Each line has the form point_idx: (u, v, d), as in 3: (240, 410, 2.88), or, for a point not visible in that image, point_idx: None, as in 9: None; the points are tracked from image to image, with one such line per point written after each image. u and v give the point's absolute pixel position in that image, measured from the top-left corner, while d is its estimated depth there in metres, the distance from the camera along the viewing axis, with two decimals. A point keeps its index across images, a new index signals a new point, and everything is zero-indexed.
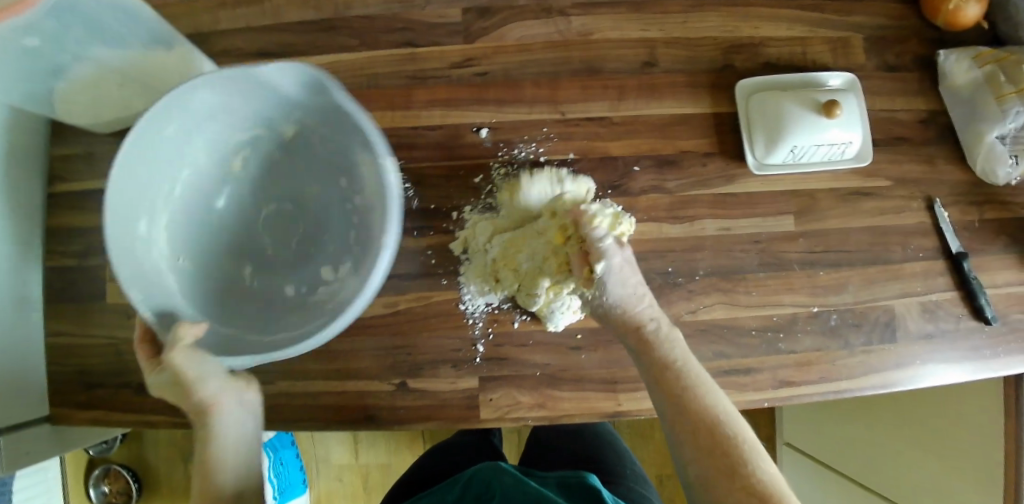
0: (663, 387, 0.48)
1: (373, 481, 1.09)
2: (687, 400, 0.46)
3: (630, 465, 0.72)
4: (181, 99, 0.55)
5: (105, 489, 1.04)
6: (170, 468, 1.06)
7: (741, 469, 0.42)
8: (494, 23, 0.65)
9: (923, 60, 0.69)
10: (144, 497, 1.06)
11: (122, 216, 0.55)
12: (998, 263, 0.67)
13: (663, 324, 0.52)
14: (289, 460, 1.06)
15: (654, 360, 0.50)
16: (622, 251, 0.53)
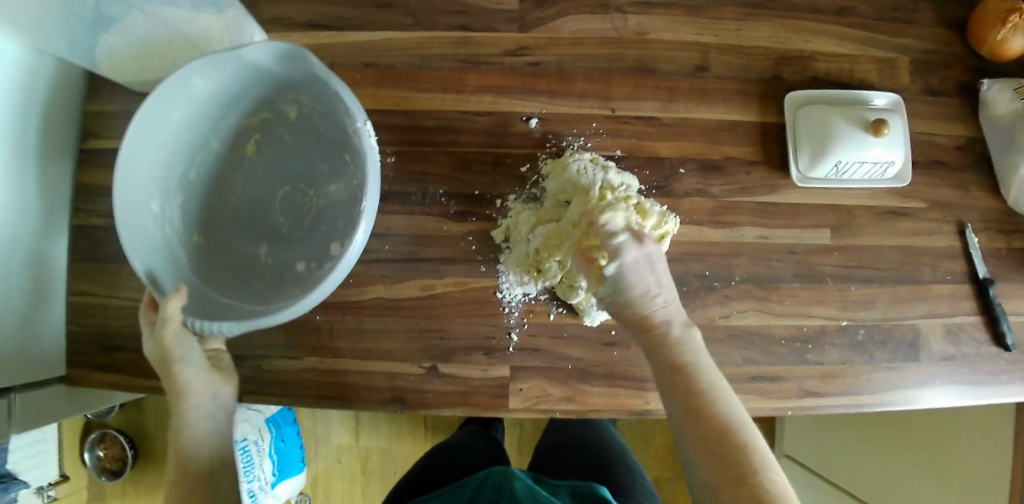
0: (675, 388, 0.44)
1: (372, 464, 1.09)
2: (699, 405, 0.42)
3: (640, 480, 0.70)
4: (184, 82, 0.57)
5: (100, 453, 1.05)
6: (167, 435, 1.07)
7: (751, 479, 0.38)
8: (551, 15, 0.65)
9: (965, 87, 0.70)
10: (139, 464, 1.07)
11: (130, 192, 0.57)
12: (1022, 292, 0.69)
13: (679, 322, 0.47)
14: (289, 438, 1.01)
15: (666, 360, 0.45)
16: (641, 249, 0.47)
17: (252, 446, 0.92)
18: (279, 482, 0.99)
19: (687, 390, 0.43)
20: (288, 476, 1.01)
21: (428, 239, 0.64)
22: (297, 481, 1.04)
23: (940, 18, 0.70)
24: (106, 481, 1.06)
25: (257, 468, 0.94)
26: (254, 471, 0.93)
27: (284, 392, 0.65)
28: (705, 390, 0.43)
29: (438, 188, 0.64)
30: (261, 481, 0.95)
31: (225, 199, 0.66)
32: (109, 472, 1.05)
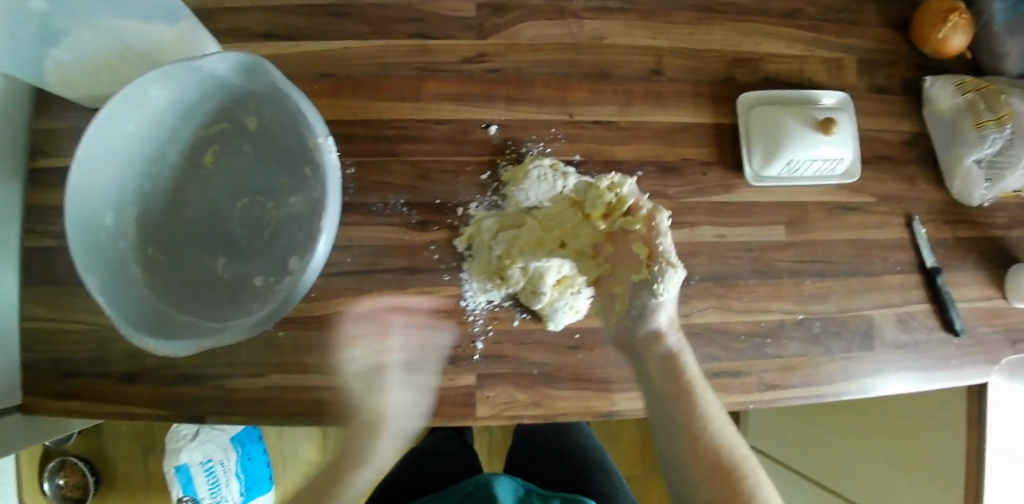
0: (681, 399, 0.53)
1: None
2: (700, 415, 0.52)
3: (622, 487, 0.72)
4: (135, 95, 0.54)
5: (60, 482, 1.02)
6: (129, 460, 1.05)
7: (743, 480, 0.48)
8: (508, 21, 0.65)
9: (909, 84, 0.73)
10: (102, 490, 1.05)
11: (82, 208, 0.55)
12: (968, 279, 0.72)
13: (681, 342, 0.58)
14: (257, 457, 1.04)
15: (674, 372, 0.55)
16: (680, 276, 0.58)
17: (216, 467, 1.00)
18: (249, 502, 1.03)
19: (695, 408, 0.53)
20: (256, 496, 1.04)
21: (391, 249, 0.64)
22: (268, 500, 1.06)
23: (884, 18, 0.73)
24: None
25: (222, 489, 1.00)
26: (220, 492, 1.00)
27: (249, 410, 0.65)
28: (706, 412, 0.53)
29: (398, 198, 0.64)
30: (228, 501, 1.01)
31: (181, 213, 0.64)
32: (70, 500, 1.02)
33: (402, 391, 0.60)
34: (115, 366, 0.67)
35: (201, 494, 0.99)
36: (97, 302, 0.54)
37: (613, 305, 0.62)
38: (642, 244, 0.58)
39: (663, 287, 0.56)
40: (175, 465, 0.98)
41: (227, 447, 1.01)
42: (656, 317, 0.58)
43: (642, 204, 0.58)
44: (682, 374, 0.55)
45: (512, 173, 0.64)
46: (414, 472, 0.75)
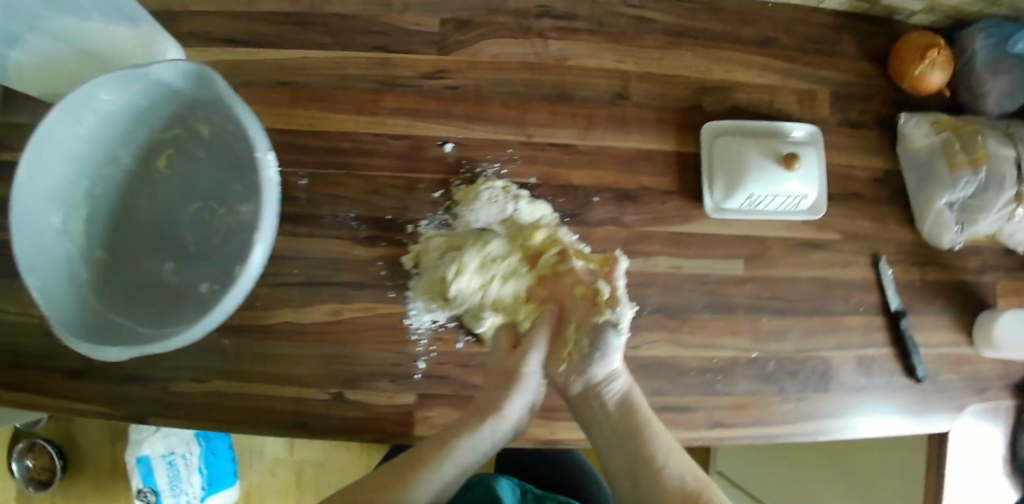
0: (636, 441, 0.51)
1: (306, 476, 1.08)
2: (657, 458, 0.50)
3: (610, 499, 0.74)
4: (84, 100, 0.53)
5: (29, 464, 1.02)
6: (99, 446, 1.03)
7: None
8: (471, 38, 0.64)
9: (884, 120, 0.71)
10: (69, 475, 1.03)
11: (29, 207, 0.54)
12: (934, 324, 0.70)
13: (628, 387, 0.56)
14: (221, 452, 1.01)
15: (623, 417, 0.53)
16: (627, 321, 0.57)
17: (178, 460, 0.98)
18: (209, 496, 1.01)
19: (652, 440, 0.51)
20: (219, 489, 1.01)
21: (339, 263, 0.63)
22: (231, 494, 1.04)
23: (863, 50, 0.71)
24: (34, 492, 1.02)
25: (182, 483, 0.98)
26: (180, 486, 0.98)
27: (193, 417, 0.64)
28: (664, 442, 0.52)
29: (348, 212, 0.63)
30: (188, 495, 0.98)
31: (134, 216, 0.65)
32: (37, 483, 1.01)
33: (524, 401, 0.55)
34: (63, 361, 0.66)
35: (160, 487, 0.97)
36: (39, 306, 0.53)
37: (562, 348, 0.57)
38: (587, 288, 0.58)
39: (620, 326, 0.55)
40: (136, 456, 0.96)
41: (191, 441, 0.98)
42: (609, 361, 0.55)
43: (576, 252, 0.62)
44: (636, 410, 0.54)
45: (464, 194, 0.63)
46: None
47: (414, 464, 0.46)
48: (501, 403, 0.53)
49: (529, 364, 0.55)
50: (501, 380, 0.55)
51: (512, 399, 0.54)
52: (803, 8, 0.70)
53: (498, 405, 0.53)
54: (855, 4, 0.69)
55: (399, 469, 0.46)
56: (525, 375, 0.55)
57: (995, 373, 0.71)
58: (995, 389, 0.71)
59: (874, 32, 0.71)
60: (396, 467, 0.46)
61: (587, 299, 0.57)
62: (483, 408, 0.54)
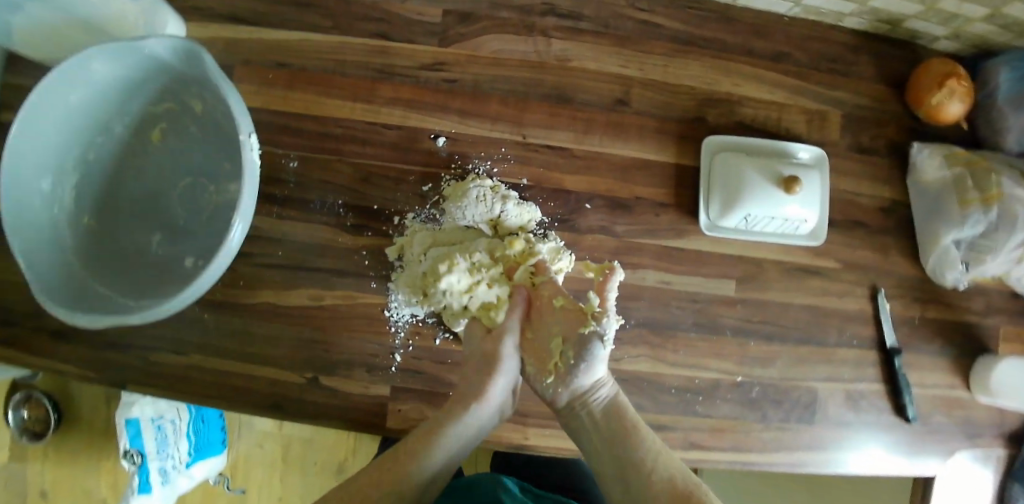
0: (624, 446, 0.51)
1: (294, 452, 1.00)
2: (646, 461, 0.50)
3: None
4: (78, 69, 0.55)
5: (24, 415, 0.98)
6: (94, 403, 1.00)
7: None
8: (471, 31, 0.64)
9: (896, 148, 0.68)
10: (63, 430, 0.99)
11: (15, 170, 0.56)
12: (930, 363, 0.67)
13: (615, 390, 0.56)
14: (211, 419, 0.94)
15: (611, 422, 0.53)
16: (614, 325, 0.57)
17: (167, 425, 0.89)
18: (196, 463, 0.93)
19: (640, 443, 0.52)
20: (206, 457, 0.94)
21: (323, 249, 0.63)
22: (219, 462, 0.96)
23: (880, 73, 0.68)
24: (28, 443, 0.98)
25: (170, 448, 0.90)
26: (167, 451, 0.90)
27: (171, 388, 0.62)
28: (654, 445, 0.52)
29: (337, 199, 0.63)
30: (175, 460, 0.90)
31: (124, 186, 0.65)
32: (31, 434, 0.98)
33: (504, 385, 0.55)
34: (47, 320, 0.64)
35: (147, 450, 0.88)
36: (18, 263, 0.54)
37: (547, 360, 0.56)
38: (568, 299, 0.56)
39: (606, 338, 0.55)
40: (124, 417, 0.87)
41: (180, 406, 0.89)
42: (593, 372, 0.54)
43: (562, 262, 0.60)
44: (625, 415, 0.54)
45: (453, 190, 0.62)
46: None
47: (403, 455, 0.49)
48: (482, 387, 0.54)
49: (503, 346, 0.55)
50: (482, 365, 0.55)
51: (491, 382, 0.54)
52: (820, 25, 0.68)
53: (482, 390, 0.54)
54: (875, 25, 0.67)
55: (391, 461, 0.49)
56: (503, 356, 0.55)
57: (991, 421, 0.68)
58: (988, 436, 0.68)
59: (893, 55, 0.68)
60: (389, 457, 0.49)
61: (574, 309, 0.56)
62: (466, 396, 0.54)
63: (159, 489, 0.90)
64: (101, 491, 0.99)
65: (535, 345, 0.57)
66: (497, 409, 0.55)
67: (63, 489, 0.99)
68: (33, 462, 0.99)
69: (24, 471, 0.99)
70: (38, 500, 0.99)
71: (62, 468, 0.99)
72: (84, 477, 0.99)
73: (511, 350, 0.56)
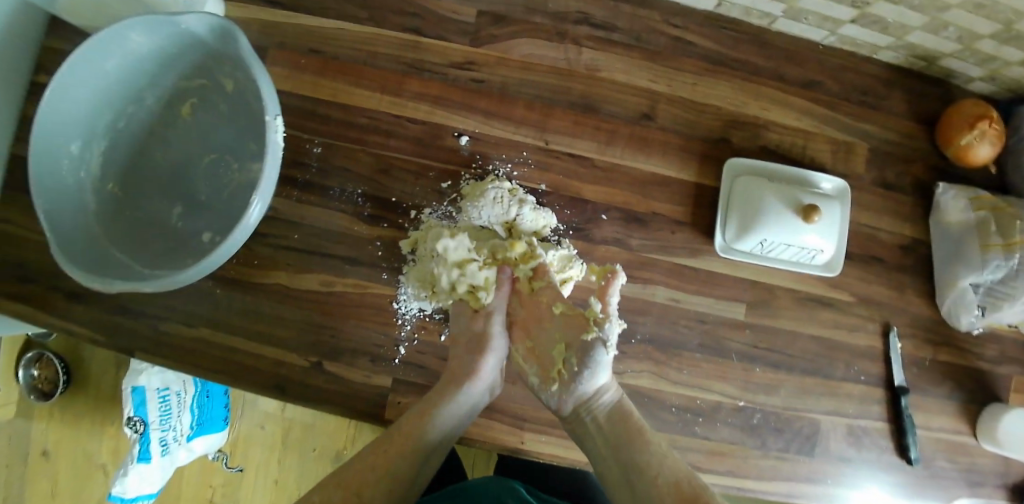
0: (628, 450, 0.52)
1: (293, 436, 1.01)
2: (651, 466, 0.50)
3: None
4: (115, 38, 0.56)
5: (34, 373, 1.00)
6: (102, 369, 1.01)
7: None
8: (504, 33, 0.64)
9: (921, 186, 0.67)
10: (69, 392, 1.00)
11: (47, 131, 0.58)
12: (937, 407, 0.66)
13: (619, 395, 0.56)
14: (216, 395, 0.96)
15: (613, 425, 0.53)
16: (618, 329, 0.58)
17: (172, 397, 0.91)
18: (196, 438, 0.93)
19: (645, 447, 0.52)
20: (208, 432, 0.95)
21: (339, 236, 0.63)
22: (219, 438, 0.97)
23: (911, 109, 0.67)
24: (35, 402, 1.00)
25: (172, 419, 0.91)
26: (170, 422, 0.91)
27: (178, 360, 0.63)
28: (659, 448, 0.52)
29: (356, 188, 0.63)
30: (176, 432, 0.91)
31: (151, 156, 0.66)
32: (39, 394, 1.00)
33: (494, 364, 0.58)
34: (66, 281, 0.65)
35: (150, 419, 0.90)
36: (39, 219, 0.56)
37: (550, 367, 0.57)
38: (568, 306, 0.58)
39: (608, 343, 0.56)
40: (131, 385, 0.89)
41: (186, 379, 0.91)
42: (595, 378, 0.55)
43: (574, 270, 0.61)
44: (630, 418, 0.54)
45: (471, 190, 0.63)
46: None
47: (400, 436, 0.52)
48: (473, 367, 0.56)
49: (493, 325, 0.58)
50: (473, 344, 0.58)
51: (481, 361, 0.57)
52: (854, 55, 0.67)
53: (474, 369, 0.56)
54: (911, 60, 0.66)
55: (388, 442, 0.52)
56: (493, 335, 0.58)
57: (995, 471, 0.66)
58: (991, 486, 0.66)
59: (926, 93, 0.68)
60: (387, 438, 0.52)
61: (578, 315, 0.58)
62: (458, 375, 0.56)
63: (158, 459, 0.91)
64: (101, 456, 1.01)
65: (538, 353, 0.59)
66: (489, 388, 0.58)
67: (65, 449, 1.01)
68: (38, 421, 1.01)
69: (29, 428, 1.01)
70: (39, 458, 1.01)
71: (66, 429, 1.01)
72: (86, 440, 1.01)
73: (499, 329, 0.59)
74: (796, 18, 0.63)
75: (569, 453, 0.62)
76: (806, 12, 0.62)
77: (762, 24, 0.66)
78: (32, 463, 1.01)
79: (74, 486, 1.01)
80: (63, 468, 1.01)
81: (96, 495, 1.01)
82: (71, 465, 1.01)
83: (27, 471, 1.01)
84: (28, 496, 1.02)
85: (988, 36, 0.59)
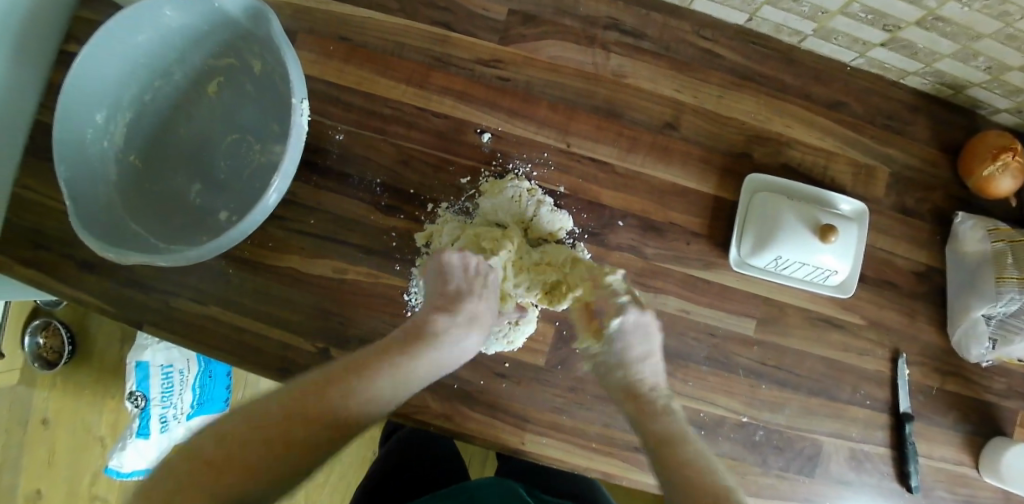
0: (665, 456, 0.50)
1: None
2: (685, 468, 0.48)
3: None
4: (147, 11, 0.57)
5: (40, 341, 1.00)
6: (108, 341, 1.02)
7: None
8: (533, 34, 0.64)
9: (940, 214, 0.67)
10: (74, 362, 1.01)
11: (76, 99, 0.59)
12: (940, 436, 0.66)
13: (666, 397, 0.56)
14: (218, 376, 0.95)
15: (654, 427, 0.53)
16: (641, 317, 0.56)
17: (174, 375, 0.92)
18: (195, 417, 0.94)
19: (682, 453, 0.50)
20: (208, 413, 0.95)
21: (352, 224, 0.63)
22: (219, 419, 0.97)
23: (935, 136, 0.67)
24: (38, 369, 1.00)
25: (173, 396, 0.91)
26: (171, 399, 0.92)
27: (188, 336, 0.63)
28: (698, 455, 0.49)
29: (374, 177, 0.64)
30: (176, 410, 0.92)
31: (174, 132, 0.66)
32: (43, 362, 1.00)
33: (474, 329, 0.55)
34: (81, 251, 0.65)
35: (152, 395, 0.90)
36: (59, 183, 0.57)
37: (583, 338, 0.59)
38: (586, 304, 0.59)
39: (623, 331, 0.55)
40: (135, 360, 0.91)
41: (189, 357, 0.92)
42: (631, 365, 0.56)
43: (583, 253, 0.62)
44: (671, 431, 0.52)
45: (489, 188, 0.63)
46: (391, 467, 0.73)
47: (332, 385, 0.46)
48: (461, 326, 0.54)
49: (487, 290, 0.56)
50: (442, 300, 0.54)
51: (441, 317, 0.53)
52: (881, 79, 0.67)
53: (434, 329, 0.52)
54: (937, 87, 0.66)
55: (315, 391, 0.45)
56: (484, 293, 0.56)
57: None
58: None
59: (950, 121, 0.67)
60: (335, 373, 0.47)
61: (587, 320, 0.59)
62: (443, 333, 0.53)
63: (157, 435, 0.91)
64: (101, 428, 1.01)
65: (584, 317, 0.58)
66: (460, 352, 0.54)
67: (66, 419, 1.01)
68: (41, 389, 1.02)
69: (31, 396, 1.02)
70: (39, 426, 1.02)
71: (68, 400, 1.01)
72: (87, 412, 1.01)
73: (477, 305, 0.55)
74: (825, 38, 0.63)
75: (569, 457, 0.62)
76: (836, 32, 0.61)
77: (791, 41, 0.65)
78: (31, 431, 1.02)
79: (71, 457, 1.02)
80: (63, 437, 1.02)
81: (93, 467, 1.02)
82: (71, 435, 1.01)
83: (26, 438, 1.02)
84: (25, 464, 1.02)
85: (1017, 68, 0.58)
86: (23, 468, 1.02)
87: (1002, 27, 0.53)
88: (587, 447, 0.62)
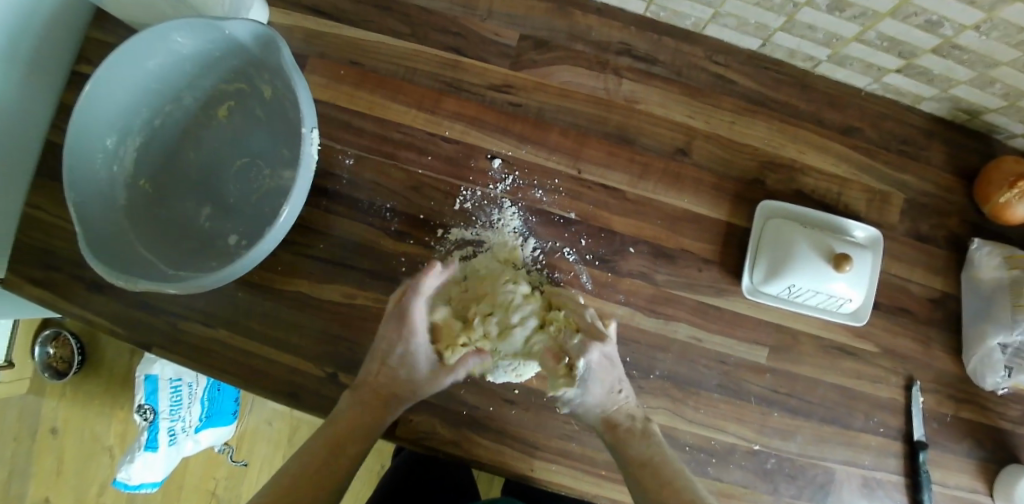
0: (639, 480, 0.53)
1: (300, 436, 1.00)
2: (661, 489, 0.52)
3: None
4: (160, 40, 0.57)
5: (50, 351, 1.01)
6: (117, 353, 1.02)
7: None
8: (544, 59, 0.64)
9: (955, 240, 0.66)
10: (83, 372, 1.01)
11: (88, 123, 0.59)
12: (954, 464, 0.65)
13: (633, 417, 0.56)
14: (227, 390, 0.95)
15: (628, 455, 0.54)
16: (605, 364, 0.55)
17: (182, 389, 0.92)
18: (205, 429, 0.94)
19: (660, 467, 0.53)
20: (216, 425, 0.94)
21: (364, 249, 0.63)
22: (227, 431, 0.96)
23: (949, 161, 0.66)
24: (48, 379, 1.01)
25: (182, 410, 0.92)
26: (179, 413, 0.92)
27: (197, 360, 0.63)
28: (671, 465, 0.54)
29: (385, 202, 0.63)
30: (184, 423, 0.92)
31: (184, 155, 0.67)
32: (52, 372, 1.00)
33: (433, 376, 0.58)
34: (92, 272, 0.65)
35: (161, 408, 0.91)
36: (68, 207, 0.57)
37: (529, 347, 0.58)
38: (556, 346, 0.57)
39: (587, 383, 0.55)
40: (144, 373, 0.91)
41: (198, 373, 0.93)
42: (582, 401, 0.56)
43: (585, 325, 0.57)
44: (643, 458, 0.54)
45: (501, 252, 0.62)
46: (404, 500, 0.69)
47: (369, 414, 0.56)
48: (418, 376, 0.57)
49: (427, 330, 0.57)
50: (393, 360, 0.57)
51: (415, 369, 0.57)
52: (897, 104, 0.66)
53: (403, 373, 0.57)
54: (953, 112, 0.65)
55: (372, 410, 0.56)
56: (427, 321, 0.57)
57: None
58: None
59: (965, 146, 0.67)
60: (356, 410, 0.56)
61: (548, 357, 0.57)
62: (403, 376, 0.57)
63: (165, 448, 0.91)
64: (109, 438, 1.02)
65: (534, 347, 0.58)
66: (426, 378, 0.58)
67: (74, 428, 1.02)
68: (50, 398, 1.02)
69: (40, 405, 1.02)
70: (47, 435, 1.02)
71: (77, 408, 1.02)
72: (95, 422, 1.02)
73: (424, 346, 0.57)
74: (839, 63, 0.62)
75: (578, 484, 0.62)
76: (850, 58, 0.61)
77: (805, 66, 0.65)
78: (40, 440, 1.02)
79: (79, 466, 1.02)
80: (71, 447, 1.02)
81: (101, 476, 1.02)
82: (79, 445, 1.02)
83: (35, 446, 1.03)
84: (33, 472, 1.03)
85: None
86: (31, 476, 1.03)
87: (1019, 54, 0.52)
88: (597, 474, 0.62)
